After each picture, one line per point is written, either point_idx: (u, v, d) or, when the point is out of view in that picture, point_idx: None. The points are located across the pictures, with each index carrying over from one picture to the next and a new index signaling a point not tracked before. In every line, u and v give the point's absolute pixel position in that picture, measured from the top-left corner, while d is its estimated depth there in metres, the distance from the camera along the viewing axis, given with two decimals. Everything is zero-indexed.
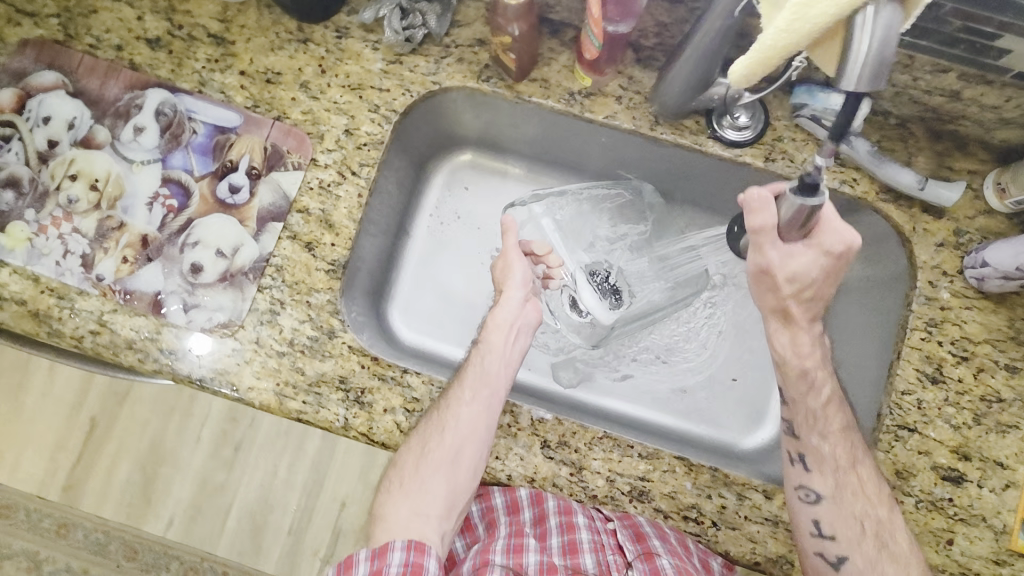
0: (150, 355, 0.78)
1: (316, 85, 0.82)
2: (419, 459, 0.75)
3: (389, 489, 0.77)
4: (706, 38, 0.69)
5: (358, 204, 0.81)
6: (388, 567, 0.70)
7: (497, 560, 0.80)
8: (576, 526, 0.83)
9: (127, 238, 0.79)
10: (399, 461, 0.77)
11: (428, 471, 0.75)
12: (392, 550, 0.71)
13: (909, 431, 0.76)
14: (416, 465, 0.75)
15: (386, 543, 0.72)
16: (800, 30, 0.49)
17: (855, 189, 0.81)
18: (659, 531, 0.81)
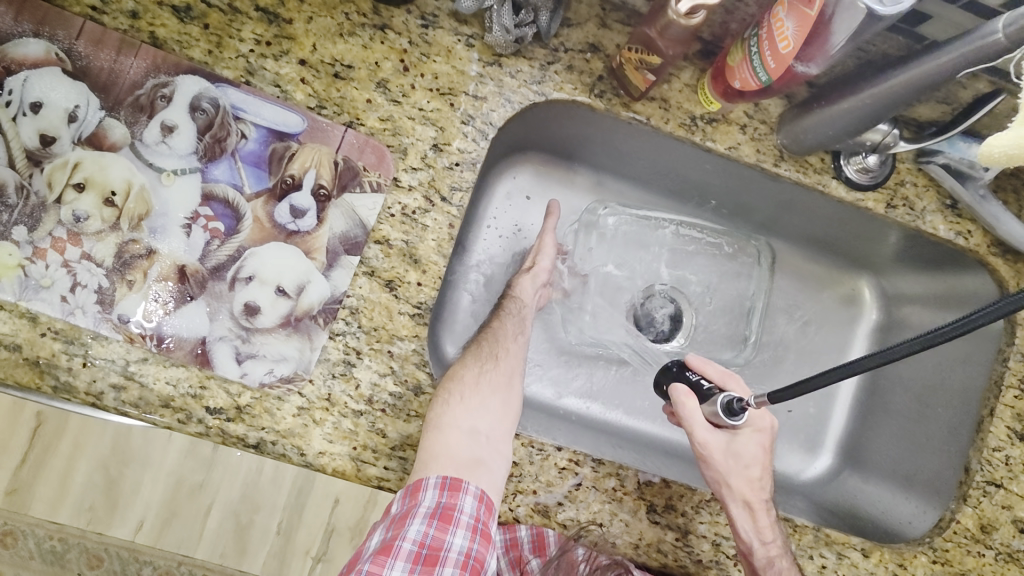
0: (193, 415, 0.64)
1: (397, 86, 0.67)
2: (477, 384, 0.71)
3: (449, 397, 0.67)
4: (904, 86, 0.60)
5: (448, 236, 0.68)
6: (458, 513, 0.62)
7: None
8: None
9: (158, 268, 0.63)
10: (462, 376, 0.71)
11: (489, 388, 0.71)
12: (465, 493, 0.62)
13: (996, 487, 0.78)
14: (478, 381, 0.71)
15: (457, 478, 0.63)
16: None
17: (969, 241, 0.77)
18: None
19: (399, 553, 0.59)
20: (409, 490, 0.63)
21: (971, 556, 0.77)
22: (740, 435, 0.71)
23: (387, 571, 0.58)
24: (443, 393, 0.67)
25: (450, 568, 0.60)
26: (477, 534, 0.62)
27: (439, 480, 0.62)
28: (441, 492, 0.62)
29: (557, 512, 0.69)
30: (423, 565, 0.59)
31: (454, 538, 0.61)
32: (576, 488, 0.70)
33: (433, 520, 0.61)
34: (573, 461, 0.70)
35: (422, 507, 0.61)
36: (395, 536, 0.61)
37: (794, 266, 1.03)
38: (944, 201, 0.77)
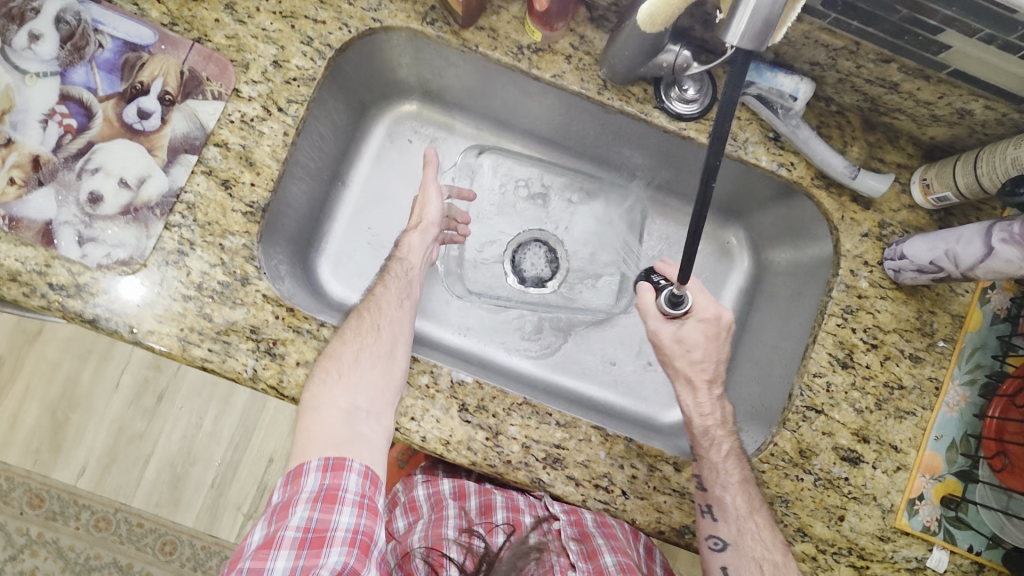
0: (36, 289, 0.70)
1: (244, 9, 0.75)
2: (355, 359, 0.72)
3: (324, 380, 0.71)
4: None
5: (282, 143, 0.75)
6: (341, 493, 0.67)
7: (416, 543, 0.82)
8: (523, 521, 0.84)
9: (15, 157, 0.71)
10: (340, 355, 0.72)
11: (367, 361, 0.72)
12: (349, 471, 0.68)
13: (816, 413, 0.79)
14: (357, 356, 0.72)
15: (341, 458, 0.69)
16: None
17: (792, 173, 0.81)
18: (604, 531, 0.85)
19: (282, 542, 0.64)
20: (289, 478, 0.69)
21: (788, 479, 0.78)
22: (686, 324, 0.77)
23: (271, 562, 0.63)
24: (318, 375, 0.72)
25: (337, 546, 0.64)
26: (363, 509, 0.68)
27: (321, 463, 0.69)
28: (323, 473, 0.68)
29: None
30: (309, 548, 0.64)
31: (340, 516, 0.66)
32: None
33: (315, 503, 0.66)
34: None
35: (304, 492, 0.67)
36: (278, 527, 0.66)
37: (677, 220, 1.05)
38: (766, 134, 0.81)
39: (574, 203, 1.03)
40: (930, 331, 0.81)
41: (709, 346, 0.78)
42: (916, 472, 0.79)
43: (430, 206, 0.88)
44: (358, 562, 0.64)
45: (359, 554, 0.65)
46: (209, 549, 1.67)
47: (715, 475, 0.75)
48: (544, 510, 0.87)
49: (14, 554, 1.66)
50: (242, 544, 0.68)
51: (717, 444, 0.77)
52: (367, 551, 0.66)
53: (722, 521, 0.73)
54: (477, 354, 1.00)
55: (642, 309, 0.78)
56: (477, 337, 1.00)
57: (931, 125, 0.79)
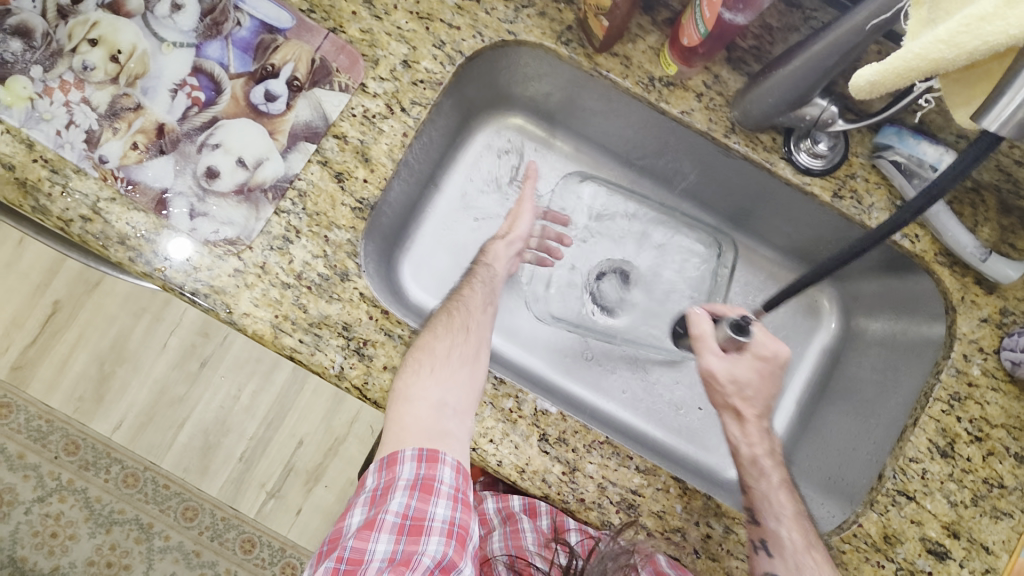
0: (142, 256, 0.71)
1: (381, 5, 0.75)
2: (447, 356, 0.72)
3: (418, 369, 0.70)
4: (824, 50, 0.62)
5: (400, 143, 0.74)
6: (436, 485, 0.66)
7: (497, 552, 0.82)
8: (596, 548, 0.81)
9: (141, 123, 0.72)
10: (432, 348, 0.71)
11: (457, 359, 0.72)
12: (442, 464, 0.66)
13: (907, 499, 0.75)
14: (448, 353, 0.72)
15: (433, 450, 0.67)
16: (965, 46, 0.41)
17: (914, 245, 0.77)
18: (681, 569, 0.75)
19: (382, 526, 0.64)
20: (383, 464, 0.68)
21: (868, 564, 0.74)
22: (742, 360, 0.79)
23: (372, 543, 0.63)
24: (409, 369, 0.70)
25: (436, 536, 0.65)
26: (457, 502, 0.67)
27: (415, 453, 0.67)
28: (418, 463, 0.66)
29: None
30: (408, 535, 0.64)
31: (436, 508, 0.65)
32: None
33: (412, 491, 0.65)
34: None
35: (401, 479, 0.66)
36: (378, 511, 0.65)
37: (767, 271, 1.03)
38: (894, 202, 0.77)
39: (664, 238, 1.01)
40: None
41: (761, 384, 0.79)
42: None
43: (521, 220, 0.91)
44: (456, 554, 0.65)
45: (456, 545, 0.65)
46: (228, 521, 1.67)
47: (763, 502, 0.74)
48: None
49: (42, 496, 1.66)
50: (340, 520, 0.68)
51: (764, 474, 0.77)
52: (463, 544, 0.66)
53: (778, 559, 0.70)
54: (545, 379, 0.98)
55: (701, 341, 0.81)
56: (546, 360, 0.99)
57: None
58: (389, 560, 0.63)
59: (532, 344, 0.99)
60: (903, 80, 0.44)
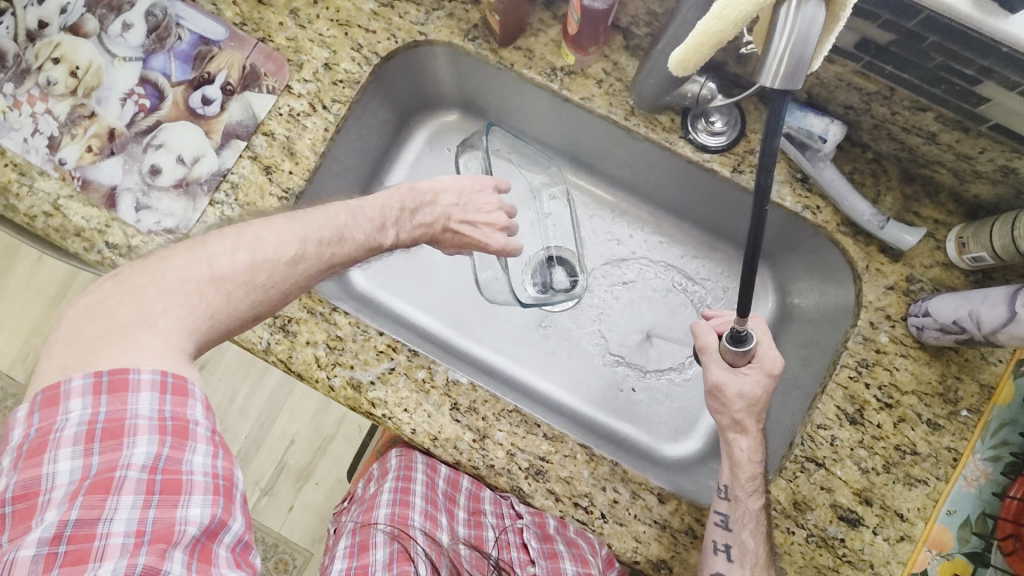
0: (95, 246, 0.79)
1: (305, 15, 0.83)
2: (217, 282, 0.56)
3: (182, 293, 0.54)
4: (678, 32, 0.67)
5: (322, 137, 0.81)
6: (190, 426, 0.51)
7: (379, 519, 0.76)
8: (484, 523, 0.83)
9: (95, 128, 0.81)
10: (204, 245, 0.58)
11: (252, 243, 0.59)
12: (192, 398, 0.52)
13: (816, 466, 0.76)
14: (234, 243, 0.58)
15: (182, 378, 0.51)
16: (730, 18, 0.44)
17: (817, 216, 0.79)
18: (568, 538, 0.80)
19: (122, 486, 0.48)
20: (102, 388, 0.49)
21: (778, 530, 0.75)
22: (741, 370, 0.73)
23: (108, 511, 0.47)
24: (152, 273, 0.55)
25: (199, 495, 0.50)
26: (219, 447, 0.52)
27: (157, 378, 0.50)
28: (160, 397, 0.50)
29: (367, 389, 0.77)
30: (160, 495, 0.48)
31: (194, 456, 0.50)
32: (389, 371, 0.78)
33: (161, 435, 0.49)
34: (390, 346, 0.79)
35: (139, 418, 0.49)
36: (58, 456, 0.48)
37: (703, 254, 1.04)
38: (794, 175, 0.80)
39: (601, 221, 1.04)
40: (953, 398, 0.76)
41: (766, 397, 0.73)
42: (921, 546, 0.73)
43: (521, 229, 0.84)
44: (229, 512, 0.51)
45: (226, 500, 0.51)
46: None
47: (746, 519, 0.72)
48: (508, 509, 0.86)
49: None
50: (28, 472, 0.47)
51: (756, 491, 0.73)
52: (234, 497, 0.52)
53: (737, 565, 0.71)
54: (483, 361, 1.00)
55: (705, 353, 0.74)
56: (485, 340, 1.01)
57: (973, 182, 0.75)
58: (135, 537, 0.47)
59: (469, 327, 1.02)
60: (704, 55, 0.48)
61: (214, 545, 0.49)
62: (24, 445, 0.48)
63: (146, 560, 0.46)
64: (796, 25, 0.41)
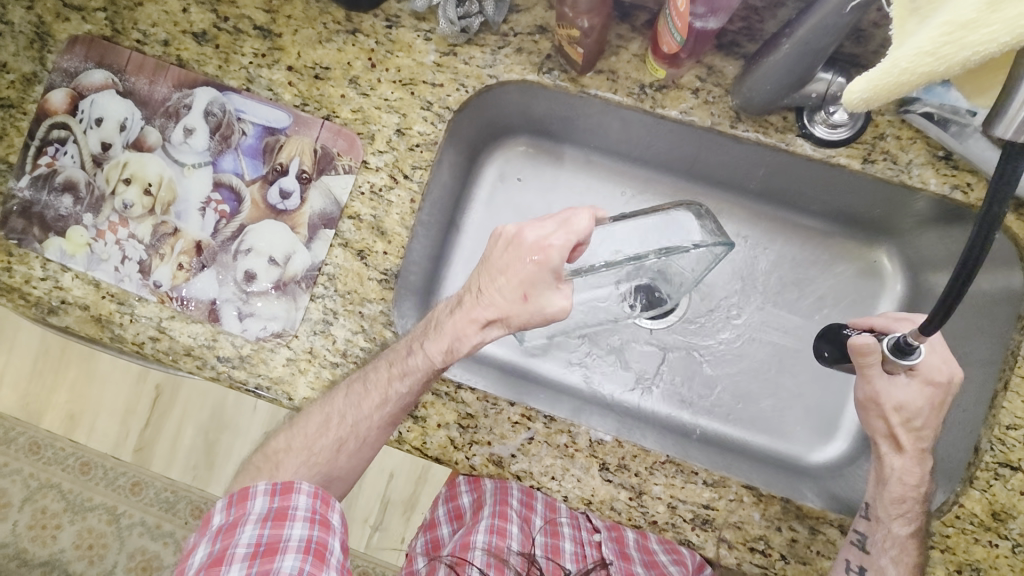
0: (207, 362, 0.77)
1: (366, 81, 0.77)
2: (366, 423, 0.73)
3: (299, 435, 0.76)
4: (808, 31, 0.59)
5: (410, 210, 0.77)
6: (291, 511, 0.71)
7: (479, 541, 0.81)
8: (561, 534, 0.87)
9: (182, 244, 0.79)
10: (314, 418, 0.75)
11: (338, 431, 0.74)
12: (332, 510, 0.73)
13: (1012, 470, 0.69)
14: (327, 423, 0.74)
15: (327, 494, 0.74)
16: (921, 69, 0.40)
17: (969, 194, 0.70)
18: (646, 558, 0.86)
19: (247, 523, 0.70)
20: (276, 490, 0.72)
21: (980, 545, 0.69)
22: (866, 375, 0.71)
23: (239, 535, 0.69)
24: (352, 431, 0.74)
25: (300, 522, 0.70)
26: (316, 523, 0.71)
27: (312, 489, 0.72)
28: (313, 501, 0.72)
29: (510, 463, 0.74)
30: (273, 520, 0.70)
31: (298, 502, 0.71)
32: (528, 442, 0.75)
33: (265, 521, 0.70)
34: (525, 416, 0.75)
35: (298, 510, 0.71)
36: (227, 545, 0.69)
37: (817, 243, 0.93)
38: (935, 153, 0.71)
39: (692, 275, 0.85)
40: None
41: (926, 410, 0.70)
42: None
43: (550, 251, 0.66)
44: (322, 536, 0.70)
45: (314, 559, 0.67)
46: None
47: (889, 545, 0.69)
48: (585, 523, 0.91)
49: (181, 558, 1.67)
50: (227, 540, 0.70)
51: (904, 518, 0.70)
52: (328, 526, 0.71)
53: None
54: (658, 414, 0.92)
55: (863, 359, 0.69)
56: (616, 379, 0.92)
57: None
58: (255, 549, 0.68)
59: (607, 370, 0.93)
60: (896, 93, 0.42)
61: (319, 559, 0.68)
62: (223, 527, 0.71)
63: (271, 531, 0.69)
64: None
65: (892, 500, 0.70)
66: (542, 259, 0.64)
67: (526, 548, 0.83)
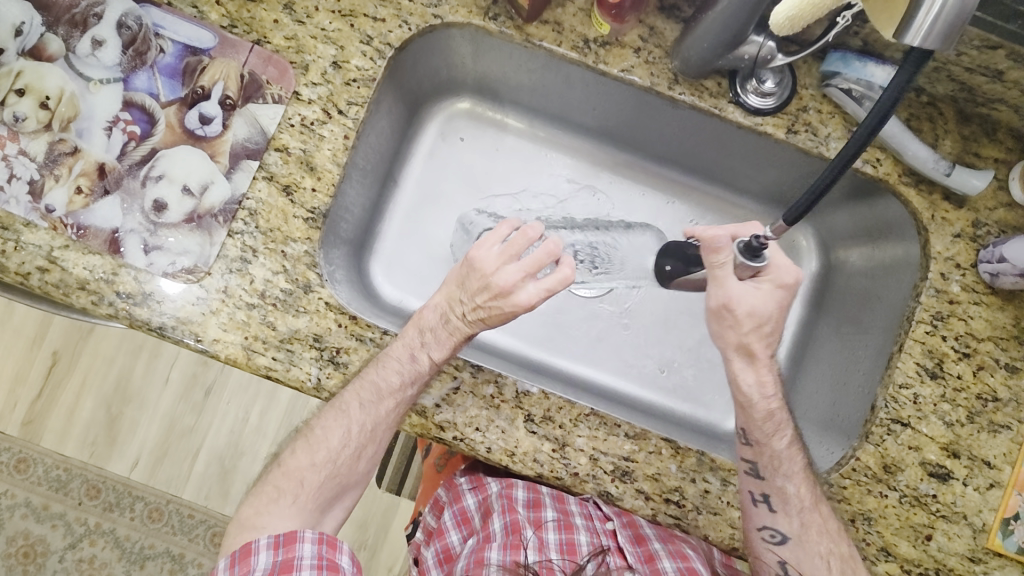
0: (104, 298, 0.70)
1: (302, 8, 0.74)
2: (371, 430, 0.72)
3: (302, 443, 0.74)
4: None
5: (343, 147, 0.74)
6: (296, 561, 0.65)
7: (492, 558, 0.74)
8: (575, 526, 0.78)
9: (82, 165, 0.71)
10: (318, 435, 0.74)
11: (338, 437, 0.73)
12: (341, 551, 0.68)
13: (901, 426, 0.75)
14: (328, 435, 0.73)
15: (333, 537, 0.68)
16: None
17: (878, 169, 0.77)
18: (662, 535, 0.79)
19: None
20: (279, 543, 0.67)
21: (872, 496, 0.74)
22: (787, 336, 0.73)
23: None
24: (370, 436, 0.73)
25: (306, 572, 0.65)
26: (324, 570, 0.65)
27: (316, 535, 0.67)
28: (319, 547, 0.67)
29: (434, 413, 0.73)
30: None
31: (302, 549, 0.66)
32: (454, 392, 0.73)
33: None
34: (452, 365, 0.74)
35: (304, 560, 0.65)
36: None
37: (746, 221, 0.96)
38: (850, 128, 0.75)
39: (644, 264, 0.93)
40: None
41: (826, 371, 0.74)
42: (1011, 491, 0.73)
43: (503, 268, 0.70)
44: None
45: None
46: None
47: (776, 463, 0.74)
48: (596, 510, 0.82)
49: (73, 543, 1.50)
50: None
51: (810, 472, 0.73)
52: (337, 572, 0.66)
53: (781, 513, 0.73)
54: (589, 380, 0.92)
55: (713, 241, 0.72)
56: (548, 344, 0.92)
57: None
58: None
59: (538, 334, 0.92)
60: None
61: None
62: None
63: None
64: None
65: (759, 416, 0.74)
66: (500, 294, 0.69)
67: (542, 555, 0.76)
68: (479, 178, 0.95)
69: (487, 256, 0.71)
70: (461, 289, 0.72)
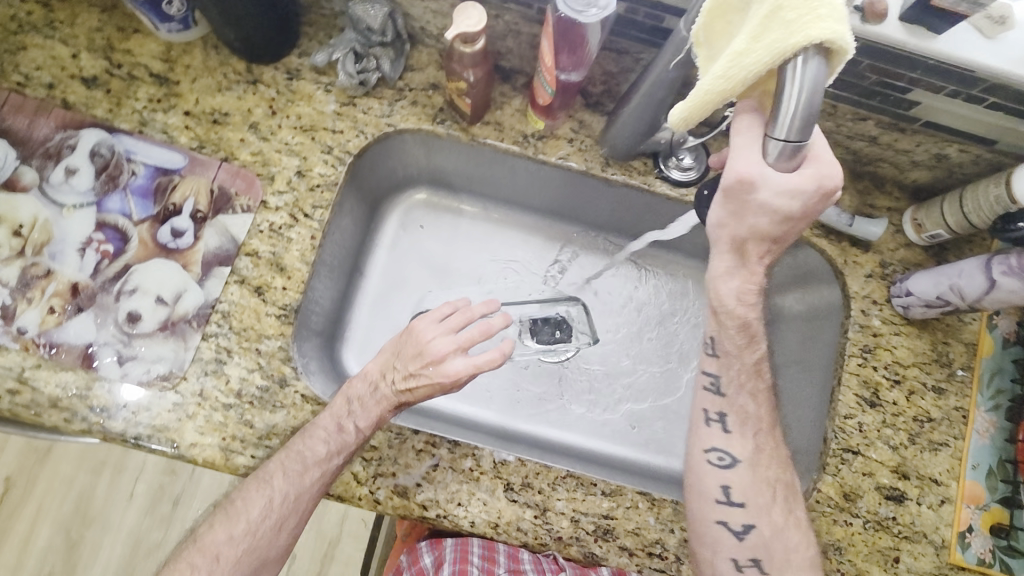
0: (77, 414, 0.71)
1: (266, 126, 0.81)
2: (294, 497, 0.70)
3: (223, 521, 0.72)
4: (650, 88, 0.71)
5: (310, 246, 0.79)
6: None
7: None
8: None
9: (55, 285, 0.74)
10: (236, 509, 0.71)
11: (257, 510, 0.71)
12: None
13: (853, 454, 0.80)
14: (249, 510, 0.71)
15: None
16: (737, 77, 0.50)
17: None
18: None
19: None
20: None
21: (838, 526, 0.78)
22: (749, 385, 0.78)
23: None
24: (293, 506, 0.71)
25: None
26: None
27: None
28: None
29: (415, 493, 0.74)
30: None
31: None
32: (433, 470, 0.75)
33: None
34: (429, 443, 0.76)
35: None
36: None
37: (690, 279, 1.04)
38: None
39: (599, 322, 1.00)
40: (947, 361, 0.84)
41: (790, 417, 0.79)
42: (961, 505, 0.79)
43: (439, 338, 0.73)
44: None
45: None
46: None
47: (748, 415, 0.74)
48: (549, 564, 0.89)
49: None
50: None
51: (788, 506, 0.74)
52: None
53: (734, 439, 0.74)
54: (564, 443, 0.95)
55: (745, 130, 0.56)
56: (522, 414, 0.95)
57: (911, 170, 0.85)
58: None
59: (510, 403, 0.96)
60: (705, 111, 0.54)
61: None
62: None
63: None
64: (803, 85, 0.47)
65: (749, 377, 0.75)
66: (430, 360, 0.72)
67: None
68: (442, 260, 1.01)
69: (426, 326, 0.75)
70: (396, 358, 0.74)
